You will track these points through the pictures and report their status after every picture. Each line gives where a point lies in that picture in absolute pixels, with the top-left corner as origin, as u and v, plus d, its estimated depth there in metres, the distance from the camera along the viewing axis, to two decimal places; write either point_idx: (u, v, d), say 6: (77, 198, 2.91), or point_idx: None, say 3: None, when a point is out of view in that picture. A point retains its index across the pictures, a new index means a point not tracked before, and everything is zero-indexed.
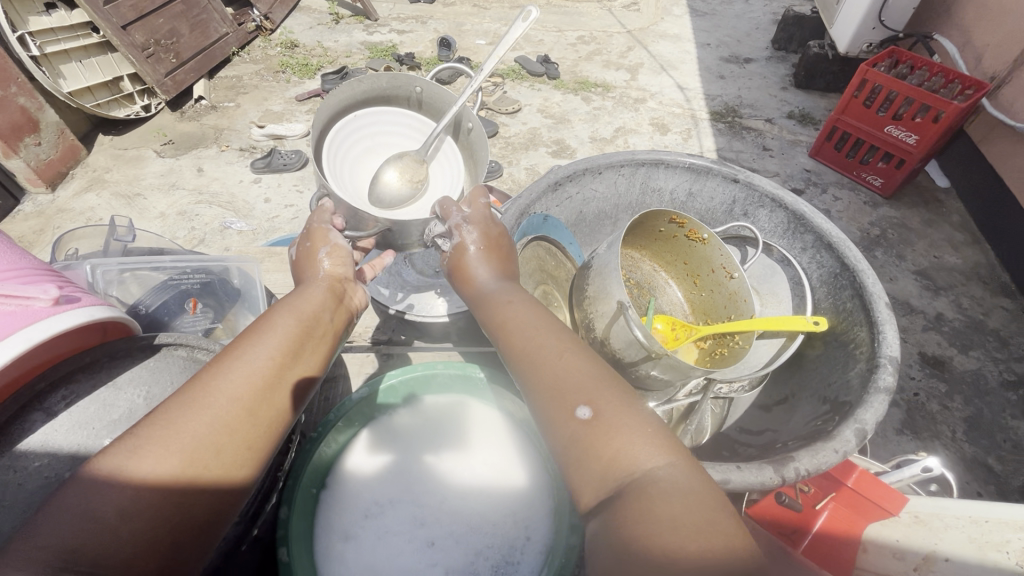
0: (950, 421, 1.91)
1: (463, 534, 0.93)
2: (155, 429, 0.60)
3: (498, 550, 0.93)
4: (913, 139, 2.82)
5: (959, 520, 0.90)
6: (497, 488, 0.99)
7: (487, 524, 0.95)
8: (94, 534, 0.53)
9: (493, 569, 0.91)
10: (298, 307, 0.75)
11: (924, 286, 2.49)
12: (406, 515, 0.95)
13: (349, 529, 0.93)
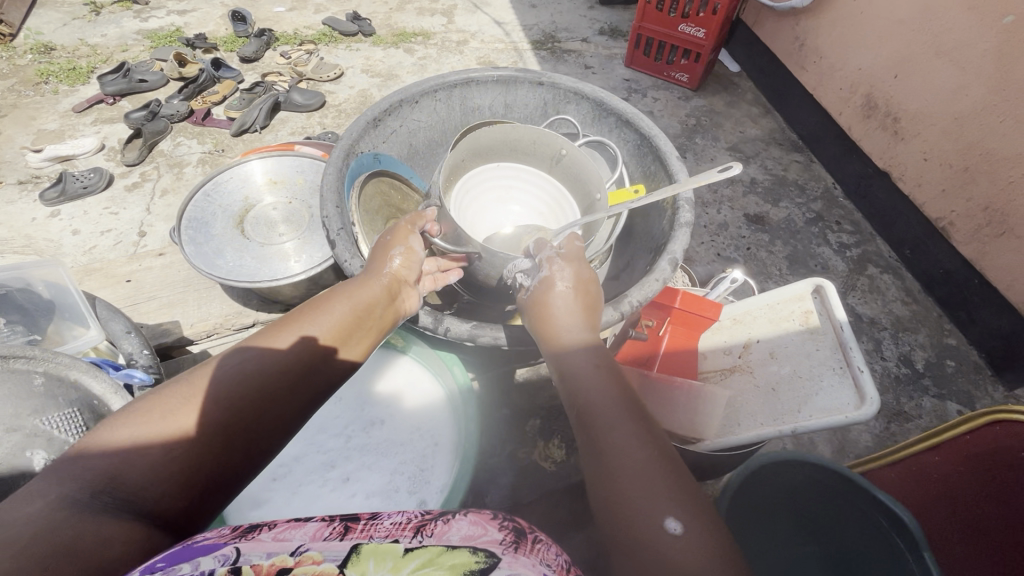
0: (777, 262, 2.32)
1: (374, 462, 0.99)
2: (202, 396, 0.59)
3: (411, 463, 0.99)
4: (702, 33, 3.20)
5: (761, 309, 1.13)
6: (397, 412, 1.05)
7: (395, 446, 1.01)
8: (118, 484, 0.51)
9: (410, 480, 0.97)
10: (354, 294, 0.75)
11: (736, 157, 2.90)
12: (315, 463, 0.98)
13: (259, 495, 0.94)
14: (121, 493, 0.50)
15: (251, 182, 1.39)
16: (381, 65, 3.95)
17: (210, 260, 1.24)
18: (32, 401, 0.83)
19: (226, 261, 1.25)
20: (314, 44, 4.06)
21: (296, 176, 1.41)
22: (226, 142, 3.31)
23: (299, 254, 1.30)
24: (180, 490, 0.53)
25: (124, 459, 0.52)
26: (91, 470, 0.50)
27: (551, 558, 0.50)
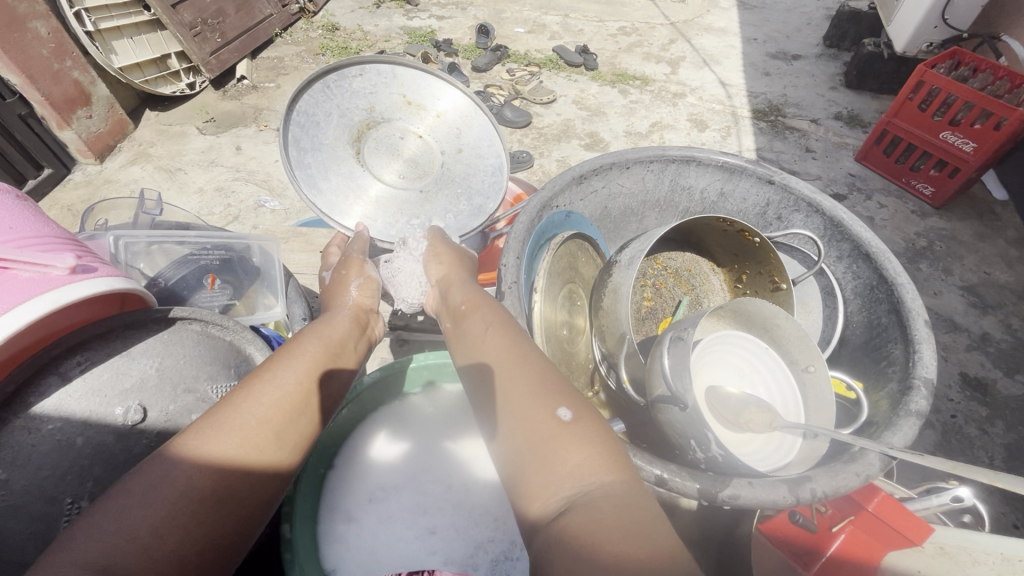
0: (989, 448, 1.79)
1: (464, 526, 0.93)
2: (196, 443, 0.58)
3: (499, 545, 0.92)
4: (970, 147, 2.67)
5: (991, 556, 0.83)
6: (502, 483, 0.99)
7: (489, 519, 0.95)
8: (122, 553, 0.51)
9: (492, 563, 0.90)
10: (325, 335, 0.77)
11: (972, 304, 2.34)
12: (410, 502, 0.95)
13: (353, 511, 0.94)
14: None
15: (381, 96, 1.22)
16: (593, 100, 4.02)
17: (316, 178, 1.16)
18: (212, 365, 0.79)
19: (382, 224, 1.23)
20: (538, 67, 4.29)
21: (461, 145, 1.29)
22: None
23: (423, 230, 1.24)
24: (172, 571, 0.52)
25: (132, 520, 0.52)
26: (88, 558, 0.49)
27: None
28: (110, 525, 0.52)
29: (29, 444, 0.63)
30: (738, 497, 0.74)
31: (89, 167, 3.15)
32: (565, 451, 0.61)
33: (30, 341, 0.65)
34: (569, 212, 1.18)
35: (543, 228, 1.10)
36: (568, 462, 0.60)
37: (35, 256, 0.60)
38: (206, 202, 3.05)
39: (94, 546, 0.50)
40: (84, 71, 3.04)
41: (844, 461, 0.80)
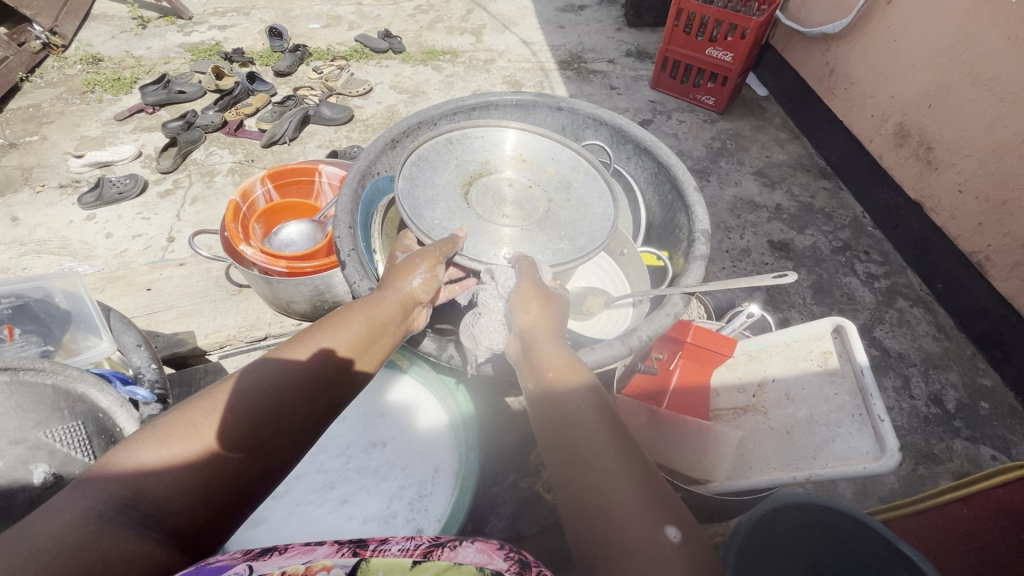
0: (797, 290, 2.23)
1: (374, 485, 0.98)
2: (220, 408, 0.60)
3: (411, 488, 0.98)
4: (729, 57, 3.18)
5: (778, 346, 1.09)
6: (399, 435, 1.04)
7: (396, 470, 1.00)
8: (145, 489, 0.53)
9: (409, 505, 0.95)
10: (372, 312, 0.75)
11: (762, 183, 2.84)
12: (315, 484, 0.97)
13: (257, 514, 0.93)
14: (143, 508, 0.52)
15: (493, 150, 1.11)
16: (410, 82, 4.03)
17: (421, 209, 0.97)
18: (40, 411, 0.75)
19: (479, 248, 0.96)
20: (345, 60, 4.18)
21: (548, 164, 1.11)
22: (256, 152, 3.40)
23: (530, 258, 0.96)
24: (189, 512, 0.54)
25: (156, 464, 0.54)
26: (112, 487, 0.52)
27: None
28: (143, 461, 0.55)
29: None
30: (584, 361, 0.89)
31: None
32: (570, 387, 0.70)
33: None
34: (390, 176, 1.23)
35: (369, 195, 1.14)
36: (572, 395, 0.69)
37: None
38: None
39: (130, 475, 0.53)
40: None
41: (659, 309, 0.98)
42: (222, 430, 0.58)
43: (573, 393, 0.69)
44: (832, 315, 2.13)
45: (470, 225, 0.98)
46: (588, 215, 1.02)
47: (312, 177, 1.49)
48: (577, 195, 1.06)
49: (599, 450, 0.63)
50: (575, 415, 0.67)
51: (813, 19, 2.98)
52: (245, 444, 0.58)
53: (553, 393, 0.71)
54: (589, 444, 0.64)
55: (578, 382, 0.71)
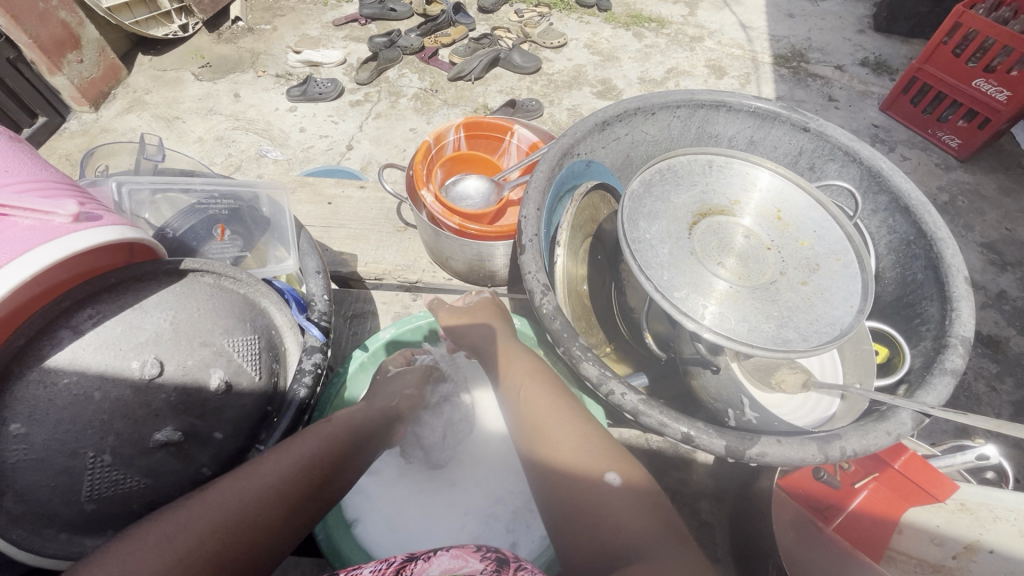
0: (997, 404, 1.80)
1: (484, 478, 0.94)
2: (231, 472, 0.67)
3: (520, 497, 0.92)
4: (1004, 96, 2.53)
5: (1012, 512, 0.84)
6: None
7: (509, 472, 0.95)
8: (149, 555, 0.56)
9: (513, 514, 0.91)
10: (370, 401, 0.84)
11: (990, 260, 2.32)
12: (429, 455, 0.96)
13: (371, 464, 0.94)
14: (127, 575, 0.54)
15: (752, 198, 0.94)
16: (605, 44, 3.82)
17: (639, 215, 0.87)
18: (228, 318, 0.76)
19: (671, 280, 0.82)
20: (548, 8, 4.06)
21: (806, 234, 0.90)
22: (441, 83, 3.48)
23: (723, 321, 0.79)
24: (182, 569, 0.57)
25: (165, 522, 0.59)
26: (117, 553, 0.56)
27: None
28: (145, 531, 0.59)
29: (44, 398, 0.61)
30: (763, 455, 0.74)
31: (84, 115, 3.06)
32: (573, 447, 0.73)
33: (35, 291, 0.61)
34: (589, 161, 1.12)
35: (561, 179, 1.05)
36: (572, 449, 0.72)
37: (36, 203, 0.57)
38: (207, 152, 2.97)
39: (127, 568, 0.55)
40: (71, 11, 2.89)
41: (874, 419, 0.78)
42: (224, 506, 0.63)
43: (580, 456, 0.71)
44: None
45: (678, 254, 0.85)
46: (826, 310, 0.81)
47: (500, 134, 1.44)
48: (825, 280, 0.85)
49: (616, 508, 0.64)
50: (587, 476, 0.69)
51: None
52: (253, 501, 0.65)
53: (557, 453, 0.72)
54: (606, 504, 0.65)
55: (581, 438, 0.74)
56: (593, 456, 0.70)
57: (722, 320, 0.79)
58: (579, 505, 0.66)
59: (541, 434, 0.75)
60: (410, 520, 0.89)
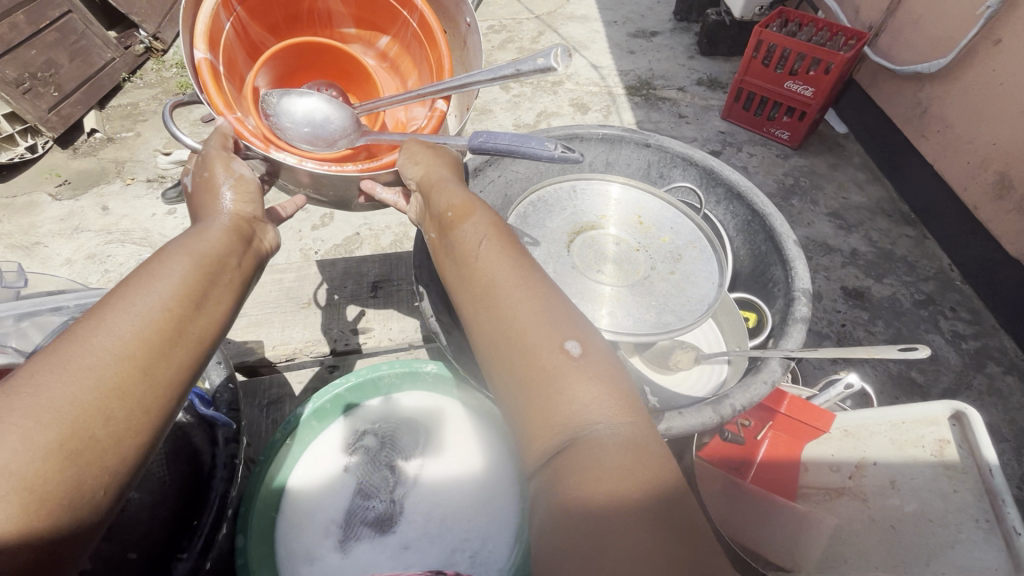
0: (877, 342, 2.44)
1: (436, 534, 0.93)
2: (59, 356, 0.53)
3: (475, 544, 0.93)
4: (810, 92, 3.09)
5: (881, 426, 1.05)
6: (463, 483, 0.99)
7: (459, 522, 0.95)
8: None
9: (471, 562, 0.91)
10: (195, 248, 0.67)
11: (840, 225, 2.99)
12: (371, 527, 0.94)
13: (312, 550, 0.91)
14: None
15: (615, 208, 1.07)
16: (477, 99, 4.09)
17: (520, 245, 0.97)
18: None
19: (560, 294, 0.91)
20: None
21: (665, 232, 1.04)
22: None
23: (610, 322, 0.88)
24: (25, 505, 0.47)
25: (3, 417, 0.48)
26: None
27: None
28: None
29: None
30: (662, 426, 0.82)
31: None
32: (540, 336, 0.63)
33: None
34: None
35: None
36: (541, 342, 0.63)
37: None
38: (78, 272, 2.73)
39: None
40: None
41: (754, 373, 0.90)
42: (64, 382, 0.52)
43: (547, 344, 0.63)
44: (911, 376, 2.32)
45: (561, 270, 0.95)
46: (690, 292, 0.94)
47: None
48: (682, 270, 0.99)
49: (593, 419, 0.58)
50: (548, 372, 0.61)
51: (906, 58, 3.04)
52: (96, 386, 0.53)
53: (518, 333, 0.63)
54: (561, 391, 0.60)
55: (542, 322, 0.65)
56: (548, 329, 0.64)
57: (610, 320, 0.89)
58: (531, 378, 0.61)
59: (508, 328, 0.65)
60: None
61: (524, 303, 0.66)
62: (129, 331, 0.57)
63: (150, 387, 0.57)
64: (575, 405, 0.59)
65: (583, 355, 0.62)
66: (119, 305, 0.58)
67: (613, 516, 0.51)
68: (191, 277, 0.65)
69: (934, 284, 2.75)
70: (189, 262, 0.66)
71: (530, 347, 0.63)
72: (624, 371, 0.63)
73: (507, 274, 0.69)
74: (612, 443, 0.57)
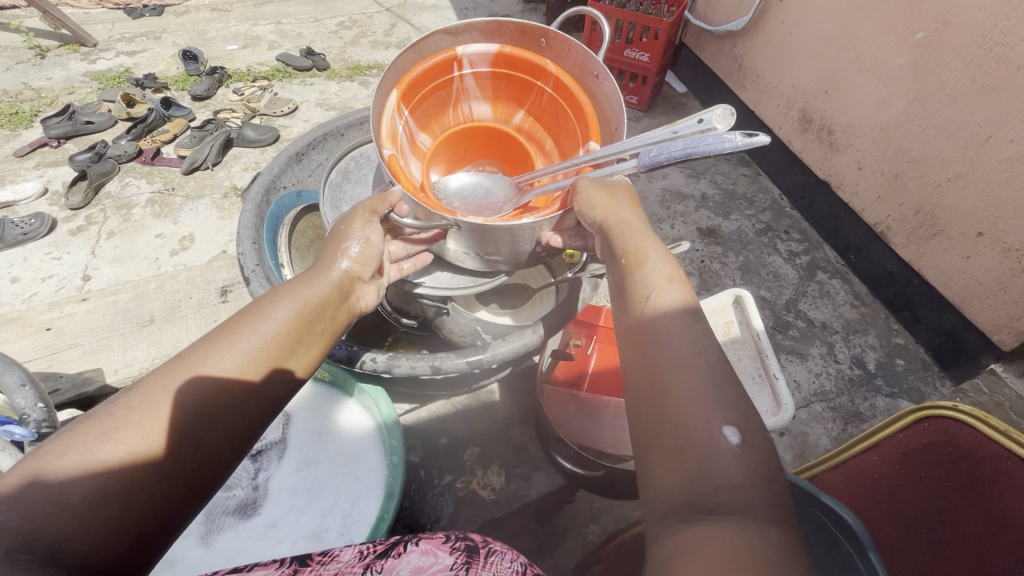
0: (730, 273, 3.08)
1: (293, 514, 1.29)
2: (181, 372, 0.80)
3: (323, 519, 1.28)
4: (646, 57, 3.66)
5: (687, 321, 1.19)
6: (312, 474, 1.35)
7: (312, 503, 1.31)
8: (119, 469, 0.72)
9: (320, 528, 1.26)
10: (299, 298, 0.94)
11: (688, 174, 3.64)
12: (243, 522, 1.28)
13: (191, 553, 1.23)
14: (112, 483, 0.70)
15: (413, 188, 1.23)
16: (336, 98, 4.00)
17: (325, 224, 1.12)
18: None
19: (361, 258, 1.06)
20: (268, 80, 4.10)
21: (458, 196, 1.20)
22: (176, 179, 3.26)
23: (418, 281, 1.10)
24: (141, 481, 0.73)
25: (154, 418, 0.76)
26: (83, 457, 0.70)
27: (503, 566, 0.90)
28: (135, 410, 0.76)
29: None
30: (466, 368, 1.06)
31: None
32: (690, 377, 0.77)
33: None
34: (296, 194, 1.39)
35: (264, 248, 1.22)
36: (688, 378, 0.77)
37: None
38: None
39: (102, 464, 0.71)
40: None
41: None
42: (193, 393, 0.79)
43: (689, 399, 0.75)
44: (762, 294, 3.00)
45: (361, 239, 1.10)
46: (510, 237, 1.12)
47: (446, 79, 1.49)
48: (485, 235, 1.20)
49: (717, 435, 0.72)
50: (695, 426, 0.73)
51: (719, 19, 3.79)
52: (190, 404, 0.79)
53: (663, 342, 0.81)
54: (683, 383, 0.76)
55: (691, 347, 0.80)
56: (717, 408, 0.74)
57: None
58: (646, 370, 0.81)
59: (649, 356, 0.81)
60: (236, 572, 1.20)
61: (674, 344, 0.80)
62: (239, 362, 0.84)
63: (211, 430, 0.79)
64: (701, 419, 0.73)
65: (734, 428, 0.73)
66: (230, 342, 0.85)
67: (705, 538, 0.65)
68: (273, 330, 0.89)
69: (770, 214, 3.46)
70: (292, 308, 0.92)
71: (686, 389, 0.76)
72: (771, 463, 0.72)
73: (694, 338, 0.81)
74: (731, 499, 0.68)
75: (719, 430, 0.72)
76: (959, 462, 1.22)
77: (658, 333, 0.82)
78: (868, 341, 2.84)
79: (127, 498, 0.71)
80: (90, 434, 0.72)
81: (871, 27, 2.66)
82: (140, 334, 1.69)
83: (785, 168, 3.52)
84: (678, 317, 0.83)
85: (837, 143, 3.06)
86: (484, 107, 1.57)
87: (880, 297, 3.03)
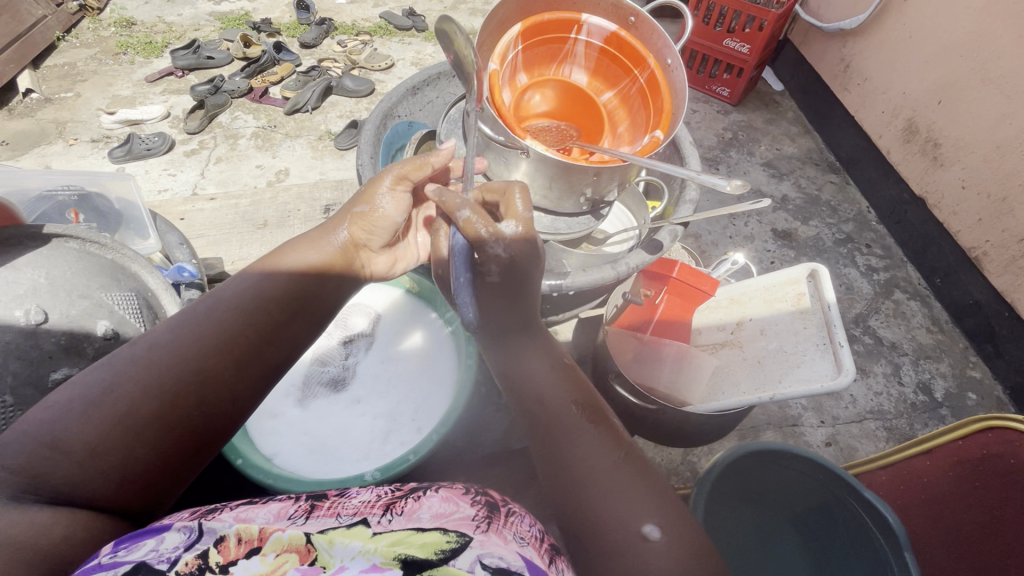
0: None
1: (378, 397, 1.49)
2: (172, 337, 0.86)
3: (408, 405, 1.47)
4: (746, 49, 3.54)
5: (760, 292, 1.19)
6: (398, 368, 1.54)
7: (397, 390, 1.50)
8: (93, 426, 0.75)
9: (404, 412, 1.46)
10: (303, 260, 1.06)
11: (771, 174, 3.52)
12: (337, 395, 1.48)
13: (299, 408, 1.44)
14: (84, 441, 0.74)
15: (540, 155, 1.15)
16: (431, 59, 4.15)
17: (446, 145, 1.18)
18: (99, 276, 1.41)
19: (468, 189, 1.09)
20: (369, 36, 4.30)
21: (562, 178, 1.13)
22: (278, 118, 3.50)
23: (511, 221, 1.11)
24: (120, 432, 0.76)
25: (133, 375, 0.79)
26: (70, 408, 0.75)
27: (523, 532, 0.78)
28: (127, 368, 0.80)
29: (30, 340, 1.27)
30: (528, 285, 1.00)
31: None
32: (602, 472, 0.87)
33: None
34: (408, 125, 1.46)
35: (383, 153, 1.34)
36: (600, 472, 0.87)
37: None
38: None
39: (82, 416, 0.75)
40: None
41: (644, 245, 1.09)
42: (172, 356, 0.83)
43: (604, 496, 0.84)
44: None
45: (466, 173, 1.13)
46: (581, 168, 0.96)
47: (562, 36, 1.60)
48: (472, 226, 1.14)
49: (639, 531, 0.79)
50: (615, 522, 0.81)
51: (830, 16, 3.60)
52: (177, 364, 0.83)
53: (565, 441, 0.92)
54: (596, 460, 0.89)
55: (602, 452, 0.89)
56: (633, 505, 0.83)
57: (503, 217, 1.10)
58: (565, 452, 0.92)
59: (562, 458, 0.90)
60: (331, 437, 1.41)
61: (581, 442, 0.91)
62: (222, 328, 0.90)
63: (232, 369, 0.88)
64: (623, 518, 0.81)
65: (653, 520, 0.80)
66: (221, 302, 0.92)
67: None
68: (268, 283, 0.99)
69: (853, 225, 3.30)
70: (294, 271, 1.03)
71: (601, 487, 0.85)
72: (693, 556, 0.78)
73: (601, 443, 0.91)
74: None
75: (631, 517, 0.81)
76: (1019, 476, 1.18)
77: (556, 427, 0.94)
78: (939, 368, 2.70)
79: (103, 451, 0.75)
80: (80, 385, 0.78)
81: (1006, 36, 2.46)
82: (238, 239, 1.88)
83: (878, 180, 3.34)
84: (573, 398, 0.98)
85: (942, 158, 2.87)
86: (582, 76, 1.66)
87: (961, 327, 2.85)
